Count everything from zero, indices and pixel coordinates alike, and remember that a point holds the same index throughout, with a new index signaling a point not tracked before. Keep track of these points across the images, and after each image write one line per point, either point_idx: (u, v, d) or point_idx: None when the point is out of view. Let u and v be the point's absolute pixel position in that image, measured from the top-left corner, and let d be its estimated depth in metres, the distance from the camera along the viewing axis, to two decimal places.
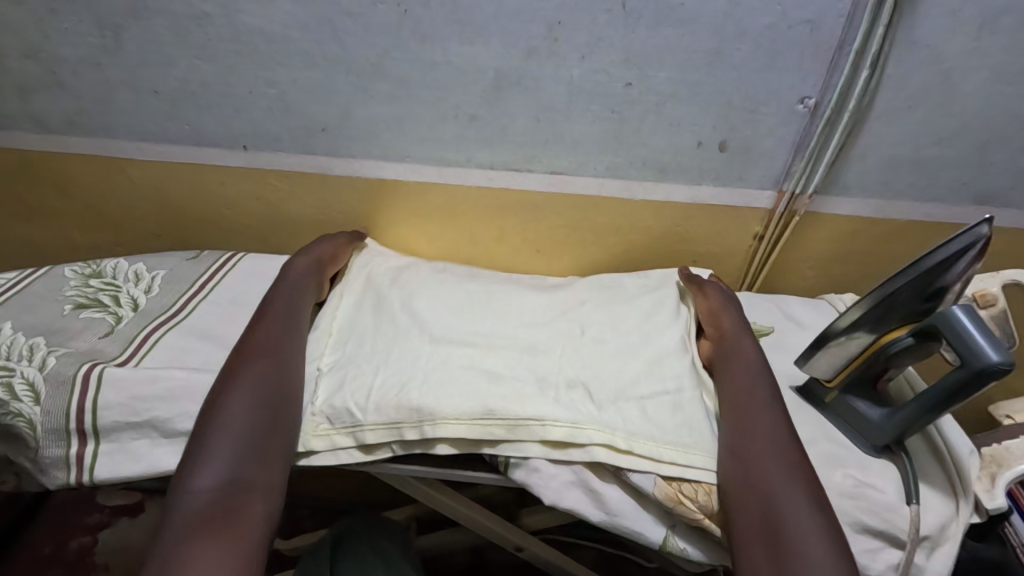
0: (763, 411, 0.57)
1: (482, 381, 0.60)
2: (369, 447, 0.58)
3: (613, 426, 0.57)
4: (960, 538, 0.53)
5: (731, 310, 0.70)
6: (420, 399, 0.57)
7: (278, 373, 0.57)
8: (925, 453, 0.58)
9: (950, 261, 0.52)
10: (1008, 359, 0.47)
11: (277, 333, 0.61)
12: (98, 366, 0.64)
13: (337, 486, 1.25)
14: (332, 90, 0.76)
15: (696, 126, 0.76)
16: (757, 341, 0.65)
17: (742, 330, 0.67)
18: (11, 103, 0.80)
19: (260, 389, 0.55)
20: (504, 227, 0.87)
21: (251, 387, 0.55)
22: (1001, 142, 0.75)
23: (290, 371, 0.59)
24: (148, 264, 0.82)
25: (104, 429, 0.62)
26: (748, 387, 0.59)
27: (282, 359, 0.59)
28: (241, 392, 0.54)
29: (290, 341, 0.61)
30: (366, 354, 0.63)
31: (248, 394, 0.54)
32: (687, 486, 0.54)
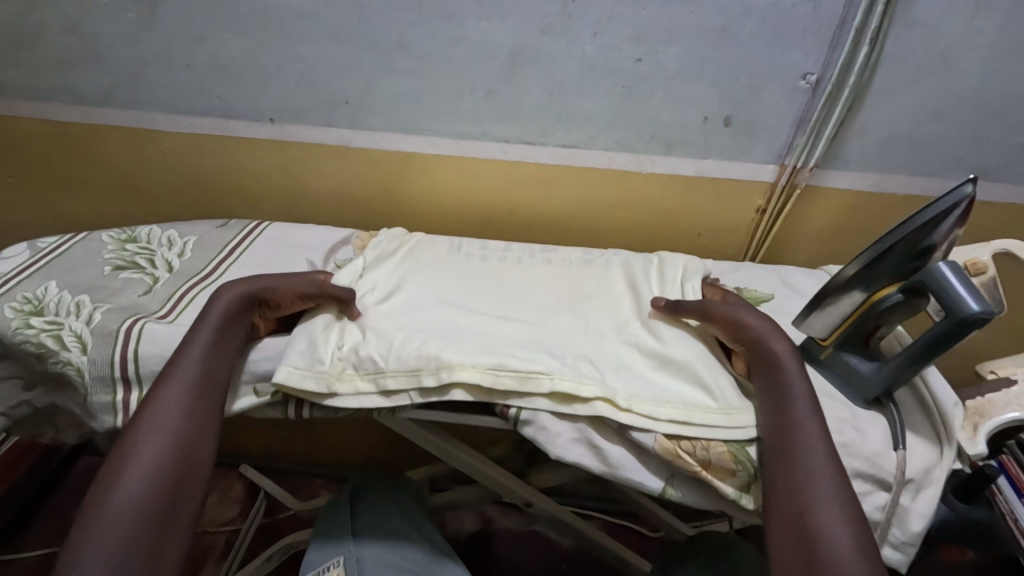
0: (816, 447, 0.51)
1: (495, 343, 0.64)
2: (388, 393, 0.60)
3: (614, 389, 0.60)
4: (944, 481, 0.56)
5: (752, 315, 0.64)
6: (440, 351, 0.61)
7: (179, 451, 0.50)
8: (913, 405, 0.62)
9: (939, 219, 0.55)
10: (988, 308, 0.51)
11: (184, 398, 0.53)
12: (140, 322, 0.68)
13: (353, 454, 1.31)
14: (355, 64, 0.80)
15: (702, 102, 0.79)
16: (788, 345, 0.59)
17: (773, 334, 0.61)
18: (50, 77, 0.84)
19: (152, 477, 0.47)
20: (516, 201, 0.90)
21: (139, 476, 0.47)
22: (997, 119, 0.78)
23: (196, 443, 0.51)
24: (180, 231, 0.87)
25: (147, 377, 0.66)
26: (789, 422, 0.53)
27: (185, 431, 0.51)
28: (126, 481, 0.47)
29: (200, 399, 0.54)
30: (388, 319, 0.67)
31: (134, 486, 0.46)
32: (687, 442, 0.57)
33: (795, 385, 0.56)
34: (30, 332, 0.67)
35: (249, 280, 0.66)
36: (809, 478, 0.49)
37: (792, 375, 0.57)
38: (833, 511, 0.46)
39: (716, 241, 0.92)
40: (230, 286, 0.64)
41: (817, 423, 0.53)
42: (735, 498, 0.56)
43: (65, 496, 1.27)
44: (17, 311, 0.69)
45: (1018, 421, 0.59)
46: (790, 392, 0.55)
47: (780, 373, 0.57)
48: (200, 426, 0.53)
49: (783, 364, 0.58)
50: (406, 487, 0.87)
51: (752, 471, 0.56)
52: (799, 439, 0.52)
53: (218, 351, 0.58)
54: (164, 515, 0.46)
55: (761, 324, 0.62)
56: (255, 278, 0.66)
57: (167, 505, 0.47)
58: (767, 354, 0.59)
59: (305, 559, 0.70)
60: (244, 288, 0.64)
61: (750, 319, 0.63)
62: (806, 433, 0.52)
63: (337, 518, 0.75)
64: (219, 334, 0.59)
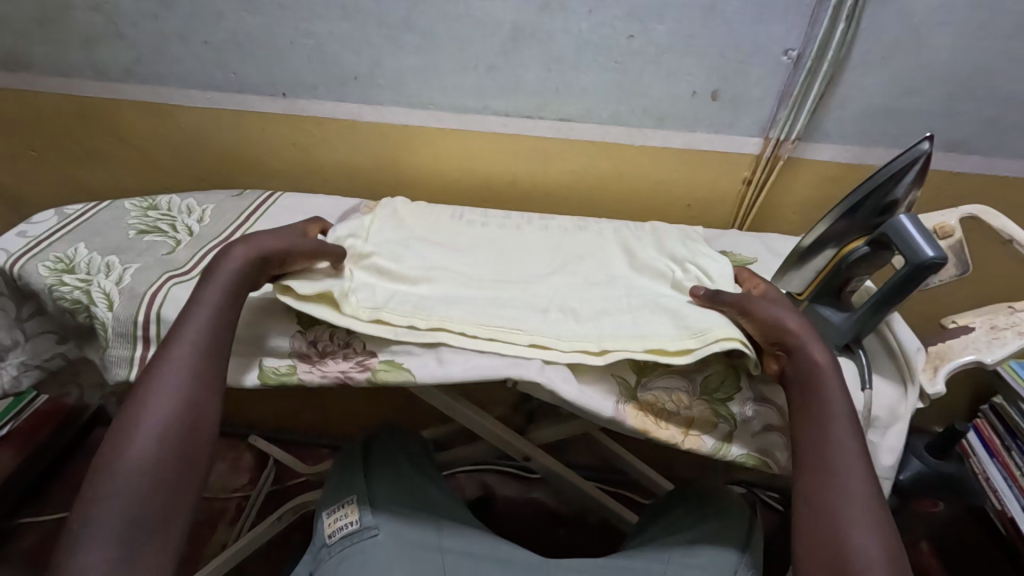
0: (855, 465, 0.52)
1: (484, 296, 0.69)
2: (382, 322, 0.64)
3: (591, 338, 0.63)
4: (909, 417, 0.61)
5: (790, 314, 0.61)
6: (434, 306, 0.66)
7: (187, 416, 0.51)
8: (881, 352, 0.67)
9: (899, 175, 0.61)
10: (941, 255, 0.57)
11: (192, 362, 0.54)
12: (165, 288, 0.70)
13: (357, 422, 1.36)
14: (364, 41, 0.85)
15: (691, 76, 0.84)
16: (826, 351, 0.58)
17: (811, 336, 0.59)
18: (75, 53, 0.89)
19: (161, 439, 0.49)
20: (516, 172, 0.96)
21: (150, 437, 0.49)
22: (966, 93, 0.83)
23: (202, 410, 0.53)
24: (198, 200, 0.91)
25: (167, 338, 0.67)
26: (825, 431, 0.54)
27: (191, 395, 0.53)
28: (137, 441, 0.49)
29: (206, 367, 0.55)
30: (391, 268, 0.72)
31: (144, 449, 0.48)
32: (668, 399, 0.62)
33: (834, 401, 0.55)
34: (65, 289, 0.70)
35: (248, 242, 0.63)
36: (849, 495, 0.50)
37: (832, 384, 0.56)
38: (875, 533, 0.48)
39: (706, 212, 0.97)
40: (233, 251, 0.62)
41: (857, 435, 0.54)
42: (714, 451, 0.61)
43: (84, 461, 1.32)
44: (51, 269, 0.72)
45: (973, 364, 0.64)
46: (830, 408, 0.55)
47: (817, 384, 0.56)
48: (207, 390, 0.54)
49: (823, 375, 0.57)
50: (409, 437, 0.92)
51: (732, 425, 0.62)
52: (840, 457, 0.52)
53: (225, 319, 0.59)
54: (173, 478, 0.49)
55: (800, 323, 0.60)
56: (245, 239, 0.64)
57: (176, 468, 0.49)
58: (806, 360, 0.58)
59: (320, 499, 0.76)
60: (242, 252, 0.62)
61: (790, 317, 0.60)
62: (842, 444, 0.53)
63: (351, 464, 0.80)
64: (225, 300, 0.59)
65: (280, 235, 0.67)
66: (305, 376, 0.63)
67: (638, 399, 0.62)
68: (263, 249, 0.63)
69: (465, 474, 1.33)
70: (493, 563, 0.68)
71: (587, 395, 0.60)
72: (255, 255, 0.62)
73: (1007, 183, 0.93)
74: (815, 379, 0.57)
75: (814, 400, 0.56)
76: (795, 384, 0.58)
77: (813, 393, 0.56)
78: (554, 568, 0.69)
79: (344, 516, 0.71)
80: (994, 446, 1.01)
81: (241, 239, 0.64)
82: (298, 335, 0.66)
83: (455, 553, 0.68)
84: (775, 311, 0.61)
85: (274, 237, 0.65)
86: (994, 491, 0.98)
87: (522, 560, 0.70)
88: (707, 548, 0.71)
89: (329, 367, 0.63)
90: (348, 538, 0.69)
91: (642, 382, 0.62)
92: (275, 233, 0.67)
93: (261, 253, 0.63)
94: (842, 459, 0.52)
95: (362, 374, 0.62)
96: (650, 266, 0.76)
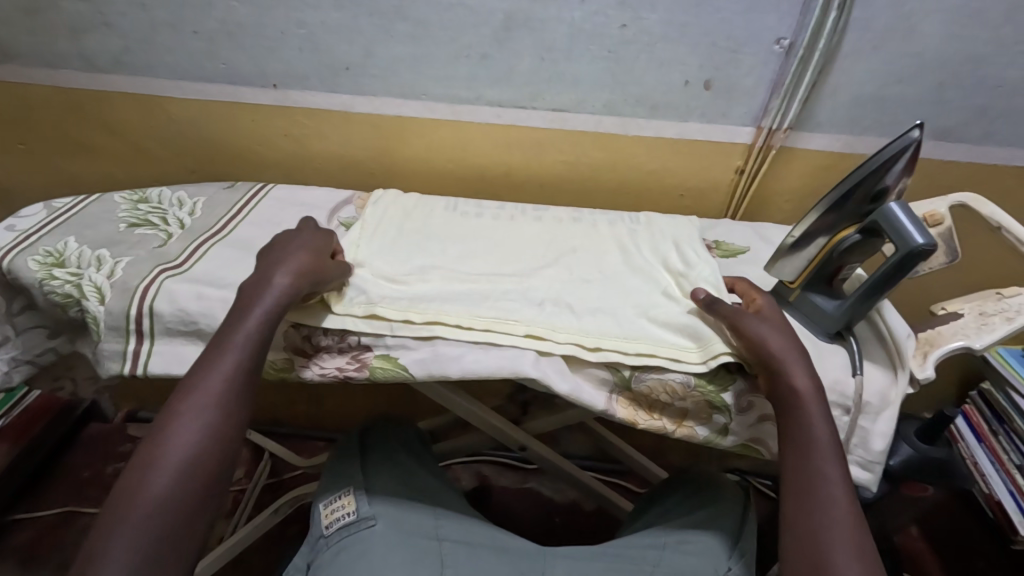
0: (837, 495, 0.52)
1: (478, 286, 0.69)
2: (376, 317, 0.64)
3: (586, 330, 0.63)
4: (899, 402, 0.62)
5: (776, 332, 0.60)
6: (432, 305, 0.65)
7: (211, 452, 0.50)
8: (871, 339, 0.68)
9: (891, 163, 0.62)
10: (931, 241, 0.57)
11: (225, 391, 0.53)
12: (158, 280, 0.69)
13: (353, 414, 1.36)
14: (356, 31, 0.84)
15: (683, 66, 0.84)
16: (807, 373, 0.57)
17: (795, 356, 0.58)
18: (63, 43, 0.88)
19: (182, 474, 0.48)
20: (509, 163, 0.95)
21: (171, 471, 0.48)
22: (956, 81, 0.84)
23: (227, 439, 0.52)
24: (189, 193, 0.91)
25: (161, 331, 0.67)
26: (806, 463, 0.54)
27: (218, 424, 0.52)
28: (157, 474, 0.48)
29: (236, 394, 0.54)
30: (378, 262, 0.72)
31: (168, 479, 0.48)
32: (664, 393, 0.62)
33: (818, 429, 0.55)
34: (56, 283, 0.69)
35: (291, 266, 0.61)
36: (827, 523, 0.51)
37: (815, 413, 0.56)
38: (855, 562, 0.48)
39: (699, 201, 0.97)
40: (279, 277, 0.60)
41: (840, 467, 0.54)
42: (706, 439, 0.63)
43: (78, 455, 1.32)
44: (41, 263, 0.72)
45: (961, 349, 0.65)
46: (814, 436, 0.55)
47: (801, 412, 0.56)
48: (235, 424, 0.53)
49: (803, 399, 0.56)
50: (404, 426, 0.91)
51: (727, 417, 0.62)
52: (823, 489, 0.52)
53: (262, 347, 0.57)
54: (189, 516, 0.48)
55: (783, 344, 0.59)
56: (288, 262, 0.61)
57: (193, 507, 0.48)
58: (785, 387, 0.57)
59: (318, 490, 0.76)
60: (290, 278, 0.60)
61: (781, 340, 0.59)
62: (822, 475, 0.53)
63: (347, 454, 0.80)
64: (265, 325, 0.57)
65: (316, 252, 0.65)
66: (303, 373, 0.64)
67: (633, 389, 0.62)
68: (310, 274, 0.61)
69: (461, 465, 1.33)
70: (490, 551, 0.69)
71: (582, 387, 0.61)
72: (302, 282, 0.60)
73: (996, 171, 0.93)
74: (794, 406, 0.56)
75: (793, 428, 0.56)
76: (779, 412, 0.57)
77: (797, 420, 0.56)
78: (549, 556, 0.69)
79: (341, 507, 0.72)
80: (982, 430, 1.03)
81: (283, 261, 0.62)
82: (293, 331, 0.64)
83: (452, 542, 0.69)
84: (757, 329, 0.60)
85: (314, 258, 0.63)
86: (982, 474, 1.02)
87: (518, 548, 0.71)
88: (702, 534, 0.72)
89: (327, 363, 0.63)
90: (346, 528, 0.69)
91: (637, 374, 0.62)
92: (316, 253, 0.64)
93: (309, 280, 0.61)
94: (824, 491, 0.52)
95: (360, 372, 0.62)
96: (644, 263, 0.76)
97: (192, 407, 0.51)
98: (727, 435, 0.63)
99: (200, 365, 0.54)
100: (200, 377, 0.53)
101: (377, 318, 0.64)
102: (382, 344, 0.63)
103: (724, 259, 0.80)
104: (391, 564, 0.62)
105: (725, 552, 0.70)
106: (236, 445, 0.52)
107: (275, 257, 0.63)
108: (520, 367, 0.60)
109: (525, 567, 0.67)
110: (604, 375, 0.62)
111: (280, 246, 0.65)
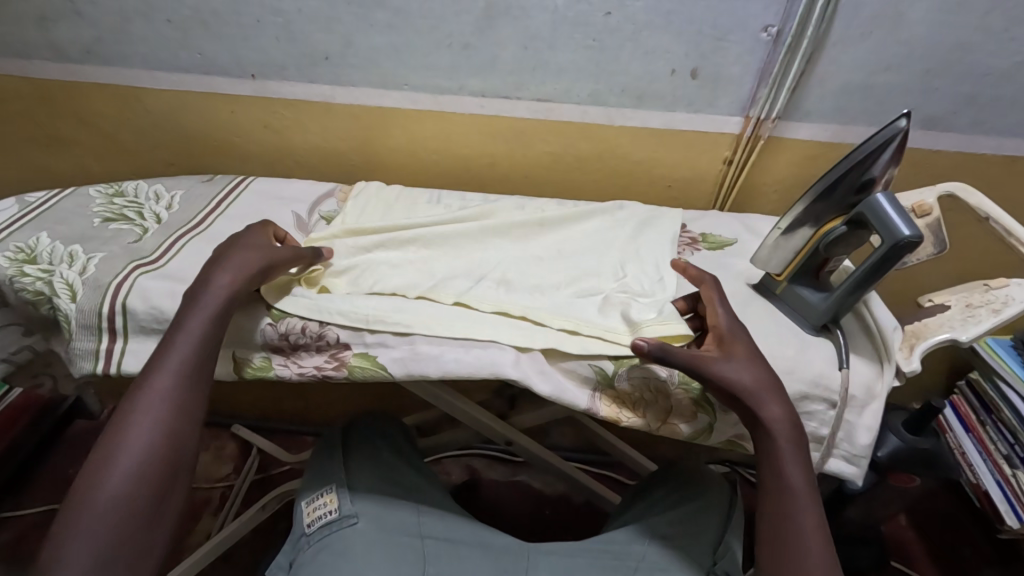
0: (811, 543, 0.52)
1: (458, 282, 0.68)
2: (327, 289, 0.67)
3: (569, 317, 0.63)
4: (885, 395, 0.61)
5: (743, 369, 0.56)
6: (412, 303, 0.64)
7: (167, 448, 0.52)
8: (858, 331, 0.67)
9: (878, 152, 0.61)
10: (917, 234, 0.56)
11: (175, 391, 0.54)
12: (131, 277, 0.67)
13: (340, 409, 1.35)
14: (334, 18, 0.82)
15: (669, 54, 0.83)
16: (779, 413, 0.55)
17: (771, 393, 0.56)
18: (32, 33, 0.86)
19: (138, 471, 0.50)
20: (495, 154, 0.94)
21: (124, 469, 0.50)
22: (945, 69, 0.83)
23: (181, 438, 0.53)
24: (166, 186, 0.88)
25: (134, 329, 0.66)
26: (787, 506, 0.54)
27: (169, 424, 0.52)
28: (111, 475, 0.49)
29: (188, 394, 0.55)
30: (354, 258, 0.70)
31: (121, 482, 0.49)
32: (648, 389, 0.61)
33: (791, 471, 0.55)
34: (27, 280, 0.67)
35: (232, 267, 0.61)
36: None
37: (789, 458, 0.55)
38: None
39: (686, 192, 0.96)
40: (219, 276, 0.60)
41: (815, 513, 0.54)
42: (689, 437, 0.62)
43: (62, 453, 1.30)
44: (12, 260, 0.69)
45: (948, 341, 0.64)
46: (790, 481, 0.54)
47: (775, 453, 0.55)
48: (188, 419, 0.54)
49: (774, 434, 0.55)
50: (392, 422, 0.90)
51: (711, 416, 0.62)
52: (797, 539, 0.52)
53: (210, 345, 0.57)
54: (150, 512, 0.49)
55: (756, 380, 0.56)
56: (228, 262, 0.61)
57: (152, 502, 0.50)
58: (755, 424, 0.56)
59: (301, 488, 0.75)
60: (233, 277, 0.60)
61: (753, 376, 0.56)
62: (798, 525, 0.53)
63: (331, 451, 0.78)
64: (213, 322, 0.58)
65: (255, 246, 0.64)
66: (281, 372, 0.63)
67: (616, 387, 0.61)
68: (254, 275, 0.61)
69: (450, 459, 1.33)
70: (475, 548, 0.68)
71: (565, 385, 0.60)
72: (246, 283, 0.60)
73: (985, 160, 0.93)
74: (769, 446, 0.55)
75: (767, 471, 0.56)
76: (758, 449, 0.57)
77: (772, 463, 0.55)
78: (534, 553, 0.69)
79: (324, 505, 0.71)
80: (970, 421, 1.04)
81: (225, 263, 0.61)
82: (269, 328, 0.63)
83: (436, 539, 0.68)
84: (721, 372, 0.56)
85: (258, 255, 0.63)
86: (970, 464, 1.02)
87: (503, 545, 0.70)
88: (689, 529, 0.72)
89: (305, 362, 0.63)
90: (328, 527, 0.68)
91: (621, 372, 0.61)
92: (261, 249, 0.64)
93: (253, 280, 0.61)
94: (797, 541, 0.52)
95: (338, 371, 0.61)
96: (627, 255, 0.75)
97: (143, 408, 0.52)
98: (711, 433, 0.63)
99: (151, 366, 0.55)
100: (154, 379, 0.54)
101: (354, 315, 0.62)
102: (359, 342, 0.62)
103: (710, 252, 0.79)
104: (375, 565, 0.62)
105: (710, 548, 0.70)
106: (190, 444, 0.53)
107: (217, 257, 0.63)
108: (499, 363, 0.59)
109: (510, 564, 0.67)
110: (586, 373, 0.61)
111: (231, 242, 0.65)
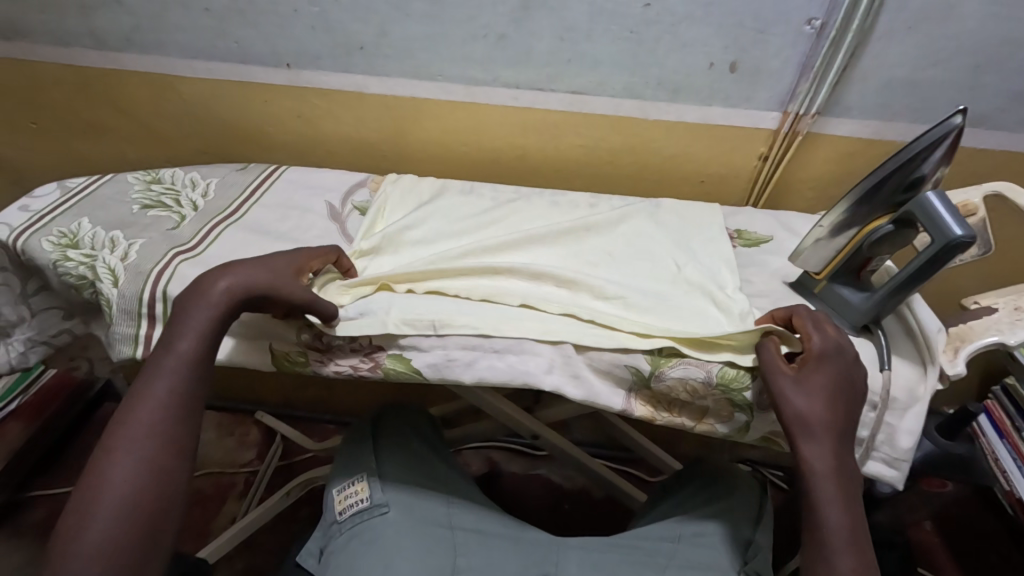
0: None
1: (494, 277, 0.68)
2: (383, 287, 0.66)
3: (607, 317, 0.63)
4: (929, 397, 0.60)
5: (810, 397, 0.54)
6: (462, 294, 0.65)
7: (152, 484, 0.51)
8: (900, 333, 0.66)
9: (929, 149, 0.59)
10: (969, 233, 0.55)
11: (156, 423, 0.53)
12: (172, 264, 0.68)
13: (365, 398, 1.36)
14: (370, 8, 0.82)
15: (708, 47, 0.81)
16: (827, 448, 0.54)
17: (815, 431, 0.54)
18: (73, 20, 0.87)
19: (121, 512, 0.49)
20: (527, 146, 0.93)
21: (109, 511, 0.49)
22: (994, 65, 0.80)
23: (168, 472, 0.52)
24: (202, 174, 0.89)
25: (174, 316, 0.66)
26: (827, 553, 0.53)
27: (153, 460, 0.52)
28: (94, 521, 0.48)
29: (173, 424, 0.54)
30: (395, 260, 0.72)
31: (103, 527, 0.48)
32: (682, 394, 0.60)
33: (830, 511, 0.53)
34: (70, 265, 0.69)
35: (232, 275, 0.59)
36: None
37: (826, 498, 0.53)
38: None
39: (718, 187, 0.95)
40: (216, 289, 0.59)
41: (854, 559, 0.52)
42: (726, 435, 0.62)
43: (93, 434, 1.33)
44: (55, 244, 0.71)
45: (994, 344, 0.63)
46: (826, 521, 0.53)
47: (814, 495, 0.54)
48: (175, 450, 0.53)
49: (809, 478, 0.54)
50: (422, 411, 0.89)
51: (748, 415, 0.60)
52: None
53: (196, 369, 0.57)
54: (141, 553, 0.49)
55: (813, 412, 0.54)
56: (231, 270, 0.60)
57: (144, 541, 0.49)
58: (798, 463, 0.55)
59: (330, 476, 0.76)
60: (227, 286, 0.59)
61: (814, 412, 0.54)
62: (833, 567, 0.52)
63: (361, 441, 0.78)
64: (202, 343, 0.57)
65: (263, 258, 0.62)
66: (317, 367, 0.64)
67: (652, 386, 0.60)
68: (245, 282, 0.59)
69: (471, 451, 1.33)
70: (502, 541, 0.68)
71: (599, 387, 0.61)
72: (236, 292, 0.59)
73: None
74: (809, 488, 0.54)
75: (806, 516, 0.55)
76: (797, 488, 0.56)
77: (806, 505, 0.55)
78: (563, 547, 0.69)
79: (354, 493, 0.71)
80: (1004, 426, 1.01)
81: (228, 268, 0.61)
82: (301, 324, 0.63)
83: (465, 530, 0.68)
84: (784, 389, 0.55)
85: (257, 267, 0.60)
86: None
87: (532, 538, 0.70)
88: (719, 526, 0.71)
89: (341, 360, 0.64)
90: (359, 514, 0.69)
91: (656, 373, 0.60)
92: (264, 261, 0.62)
93: (240, 287, 0.59)
94: None
95: (374, 371, 0.62)
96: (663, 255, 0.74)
97: (122, 446, 0.52)
98: (748, 431, 0.62)
99: (128, 401, 0.54)
100: (134, 415, 0.53)
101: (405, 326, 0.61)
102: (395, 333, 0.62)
103: (746, 249, 0.78)
104: (404, 556, 0.63)
105: (739, 547, 0.69)
106: (177, 477, 0.53)
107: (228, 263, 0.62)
108: (532, 372, 0.59)
109: (537, 558, 0.67)
110: (622, 374, 0.60)
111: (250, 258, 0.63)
